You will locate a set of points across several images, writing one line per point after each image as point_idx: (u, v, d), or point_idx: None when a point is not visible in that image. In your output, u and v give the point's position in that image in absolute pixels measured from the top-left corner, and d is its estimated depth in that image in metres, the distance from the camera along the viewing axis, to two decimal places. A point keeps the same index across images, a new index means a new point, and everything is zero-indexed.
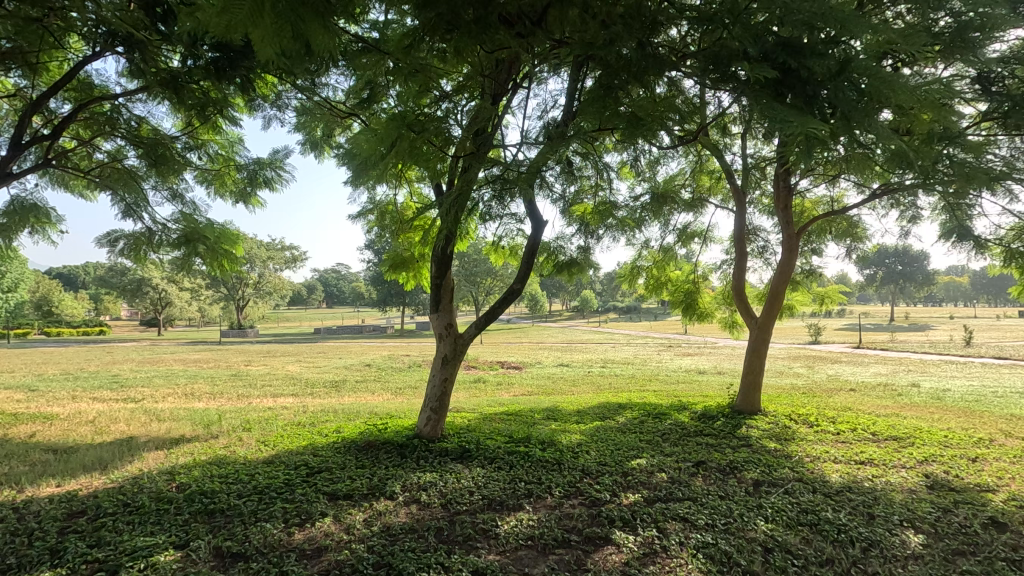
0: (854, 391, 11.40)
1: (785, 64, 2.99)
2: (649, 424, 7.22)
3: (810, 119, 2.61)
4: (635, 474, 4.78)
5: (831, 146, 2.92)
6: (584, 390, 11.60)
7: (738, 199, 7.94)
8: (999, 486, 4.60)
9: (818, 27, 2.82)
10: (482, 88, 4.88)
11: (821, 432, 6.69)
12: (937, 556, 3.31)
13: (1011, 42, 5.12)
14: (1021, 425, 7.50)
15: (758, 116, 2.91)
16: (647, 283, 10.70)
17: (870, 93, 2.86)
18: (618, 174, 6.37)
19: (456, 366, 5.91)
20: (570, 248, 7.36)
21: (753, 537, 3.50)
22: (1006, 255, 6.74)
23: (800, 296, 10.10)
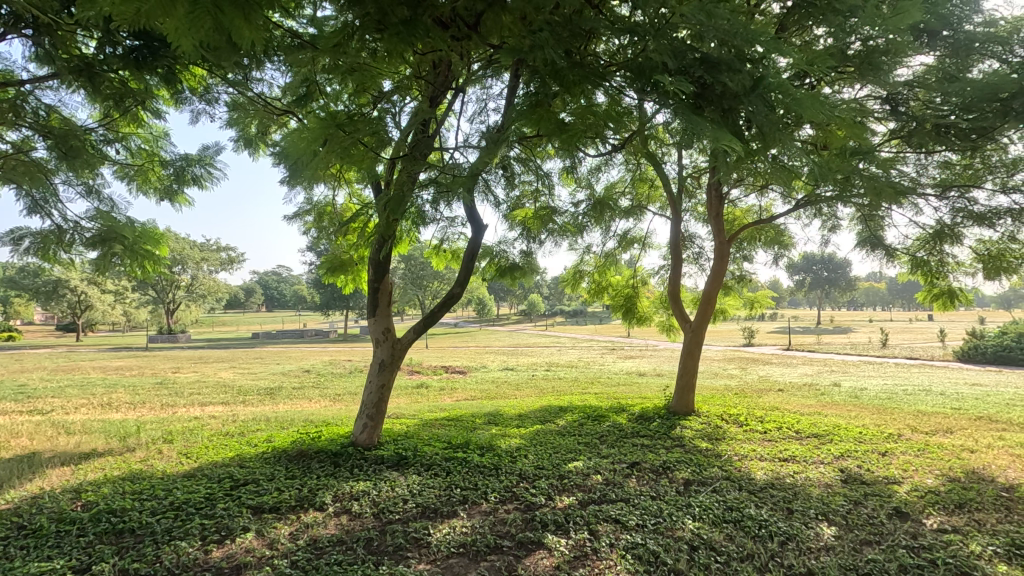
0: (782, 391, 12.04)
1: (703, 78, 3.09)
2: (589, 426, 7.34)
3: (722, 134, 2.71)
4: (571, 477, 4.83)
5: (749, 159, 3.05)
6: (527, 394, 11.66)
7: (674, 207, 8.21)
8: (904, 478, 4.95)
9: (734, 43, 2.92)
10: (423, 90, 4.82)
11: (748, 432, 6.99)
12: (847, 547, 3.51)
13: (915, 68, 5.58)
14: (926, 420, 8.12)
15: (681, 130, 3.01)
16: (590, 286, 10.93)
17: (783, 109, 2.98)
18: (561, 180, 6.48)
19: (394, 371, 5.80)
20: (513, 252, 7.41)
21: (680, 536, 3.60)
22: (912, 263, 7.34)
23: (732, 300, 10.58)
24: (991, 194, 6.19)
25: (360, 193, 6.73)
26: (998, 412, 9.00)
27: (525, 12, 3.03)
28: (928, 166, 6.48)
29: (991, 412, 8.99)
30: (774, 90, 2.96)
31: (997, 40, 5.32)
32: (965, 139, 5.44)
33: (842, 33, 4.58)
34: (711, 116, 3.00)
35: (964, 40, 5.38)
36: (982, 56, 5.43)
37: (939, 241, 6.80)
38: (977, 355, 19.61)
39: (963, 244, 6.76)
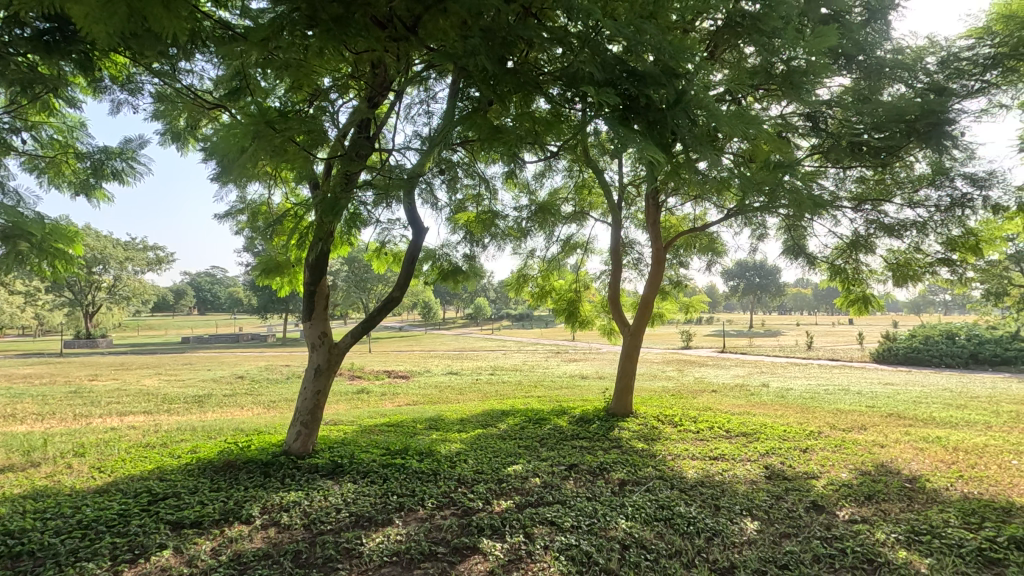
0: (715, 391, 12.56)
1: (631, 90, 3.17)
2: (530, 429, 7.39)
3: (645, 146, 2.82)
4: (509, 480, 4.85)
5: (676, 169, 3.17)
6: (470, 398, 11.60)
7: (615, 214, 8.42)
8: (821, 473, 5.27)
9: (659, 58, 3.00)
10: (364, 90, 4.71)
11: (682, 432, 7.25)
12: (767, 539, 3.70)
13: (833, 88, 5.97)
14: (844, 417, 8.69)
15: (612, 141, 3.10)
16: (534, 291, 11.03)
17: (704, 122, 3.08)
18: (505, 185, 6.53)
19: (330, 377, 5.63)
20: (456, 255, 7.39)
21: (613, 536, 3.68)
22: (831, 270, 7.87)
23: (669, 305, 10.94)
24: (899, 208, 6.72)
25: (297, 192, 6.52)
26: (906, 409, 9.76)
27: (463, 19, 3.04)
28: (845, 181, 6.95)
29: (901, 409, 9.73)
30: (697, 105, 3.06)
31: (903, 66, 5.79)
32: (876, 156, 5.89)
33: (767, 52, 4.84)
34: (639, 128, 3.07)
35: (875, 64, 5.84)
36: (891, 81, 5.88)
37: (854, 250, 7.31)
38: (889, 356, 21.23)
39: (875, 254, 7.30)
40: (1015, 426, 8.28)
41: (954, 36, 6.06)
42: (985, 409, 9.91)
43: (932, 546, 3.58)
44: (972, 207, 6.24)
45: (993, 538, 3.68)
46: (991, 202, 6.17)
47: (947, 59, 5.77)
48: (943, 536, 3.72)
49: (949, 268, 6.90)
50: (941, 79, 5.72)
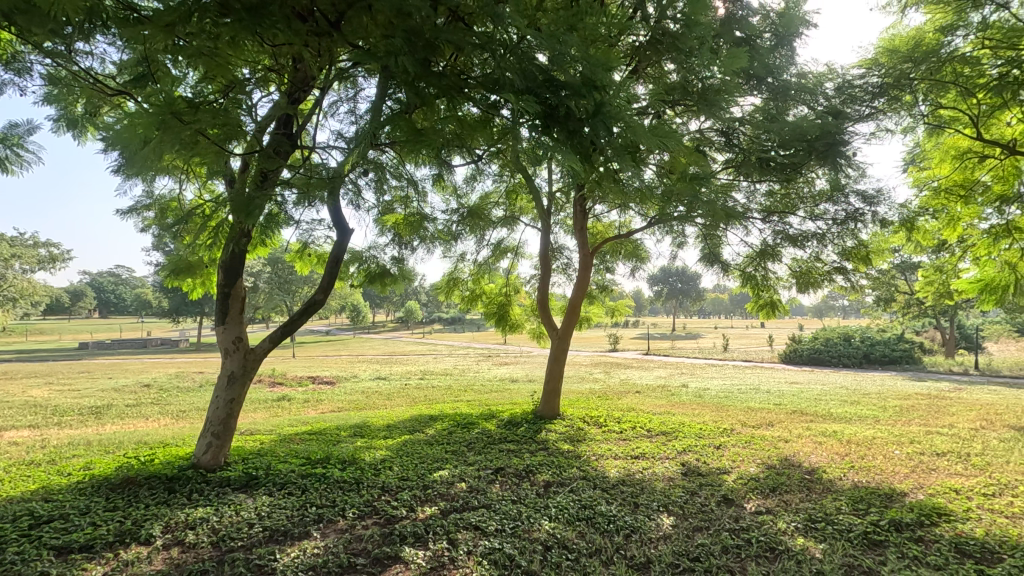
0: (639, 393, 13.04)
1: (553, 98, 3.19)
2: (457, 434, 7.34)
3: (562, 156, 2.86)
4: (434, 486, 4.79)
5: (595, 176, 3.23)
6: (398, 404, 11.37)
7: (545, 219, 8.56)
8: (732, 468, 5.60)
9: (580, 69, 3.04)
10: (286, 85, 4.50)
11: (606, 432, 7.46)
12: (681, 534, 3.87)
13: (745, 107, 6.37)
14: (754, 415, 9.28)
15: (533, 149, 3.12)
16: (464, 295, 10.98)
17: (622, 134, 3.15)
18: (435, 187, 6.48)
19: (245, 384, 5.33)
20: (384, 257, 7.24)
21: (536, 537, 3.73)
22: (742, 277, 8.39)
23: (596, 309, 11.25)
24: (802, 220, 7.29)
25: (211, 188, 6.13)
26: (808, 406, 10.58)
27: (388, 18, 2.97)
28: (756, 194, 7.42)
29: (803, 406, 10.54)
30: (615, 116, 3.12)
31: (805, 89, 6.30)
32: (781, 171, 6.35)
33: (686, 69, 5.08)
34: (559, 138, 3.11)
35: (782, 86, 6.29)
36: (796, 102, 6.34)
37: (763, 259, 7.85)
38: (795, 357, 22.92)
39: (780, 262, 7.87)
40: (898, 419, 9.19)
41: (848, 65, 6.67)
42: (874, 405, 10.92)
43: (826, 532, 3.88)
44: (863, 222, 6.89)
45: (877, 522, 4.05)
46: (879, 217, 6.83)
47: (843, 85, 6.34)
48: (835, 523, 4.05)
49: (844, 276, 7.55)
50: (837, 103, 6.26)
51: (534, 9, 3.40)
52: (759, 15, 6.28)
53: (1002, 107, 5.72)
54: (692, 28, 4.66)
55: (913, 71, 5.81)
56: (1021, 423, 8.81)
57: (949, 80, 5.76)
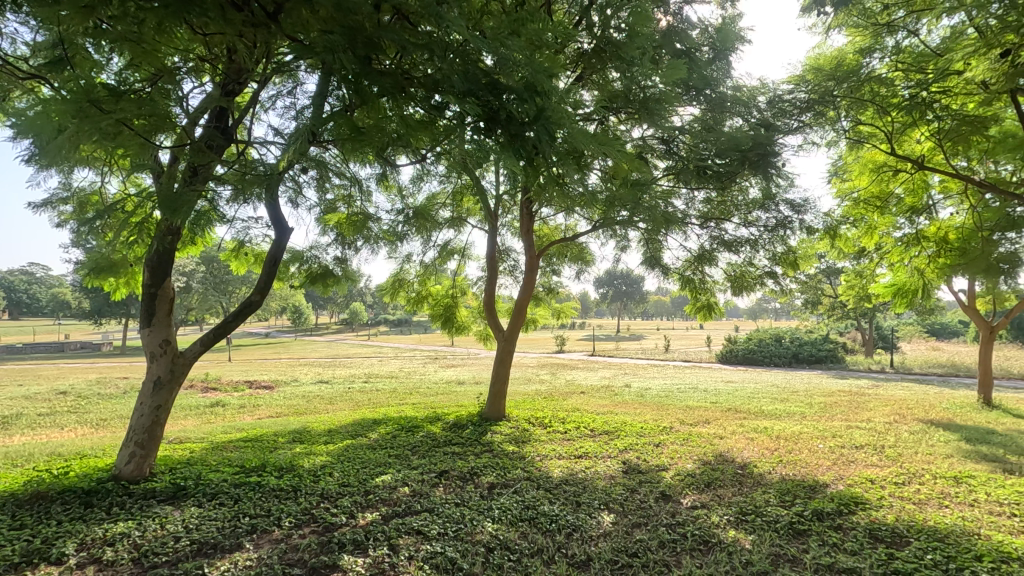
0: (584, 393, 13.27)
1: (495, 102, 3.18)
2: (401, 438, 7.23)
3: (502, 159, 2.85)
4: (376, 492, 4.69)
5: (536, 179, 3.26)
6: (340, 408, 11.07)
7: (491, 221, 8.56)
8: (670, 465, 5.79)
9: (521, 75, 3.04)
10: (220, 77, 4.29)
11: (551, 433, 7.54)
12: (620, 530, 3.97)
13: (685, 116, 6.59)
14: (693, 413, 9.63)
15: (475, 153, 3.10)
16: (410, 296, 10.83)
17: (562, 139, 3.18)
18: (380, 186, 6.37)
19: (173, 389, 5.05)
20: (326, 257, 7.05)
21: (479, 539, 3.72)
22: (682, 280, 8.69)
23: (542, 311, 11.36)
24: (736, 226, 7.64)
25: (137, 182, 5.77)
26: (742, 404, 11.08)
27: (327, 13, 2.87)
28: (694, 200, 7.71)
29: (737, 404, 11.03)
30: (555, 122, 3.14)
31: (740, 102, 6.58)
32: (718, 179, 6.62)
33: (628, 77, 5.20)
34: (500, 142, 3.10)
35: (719, 98, 6.51)
36: (731, 114, 6.61)
37: (700, 263, 8.17)
38: (731, 357, 23.98)
39: (716, 266, 8.22)
40: (822, 415, 9.78)
41: (778, 80, 7.05)
42: (801, 402, 11.57)
43: (755, 523, 4.08)
44: (791, 229, 7.30)
45: (801, 512, 4.28)
46: (806, 225, 7.26)
47: (774, 99, 6.68)
48: (763, 514, 4.26)
49: (774, 280, 7.97)
50: (769, 116, 6.59)
51: (478, 10, 3.40)
52: (698, 29, 6.52)
53: (913, 126, 6.20)
54: (634, 38, 4.66)
55: (836, 88, 6.20)
56: (928, 417, 9.57)
57: (867, 98, 6.19)
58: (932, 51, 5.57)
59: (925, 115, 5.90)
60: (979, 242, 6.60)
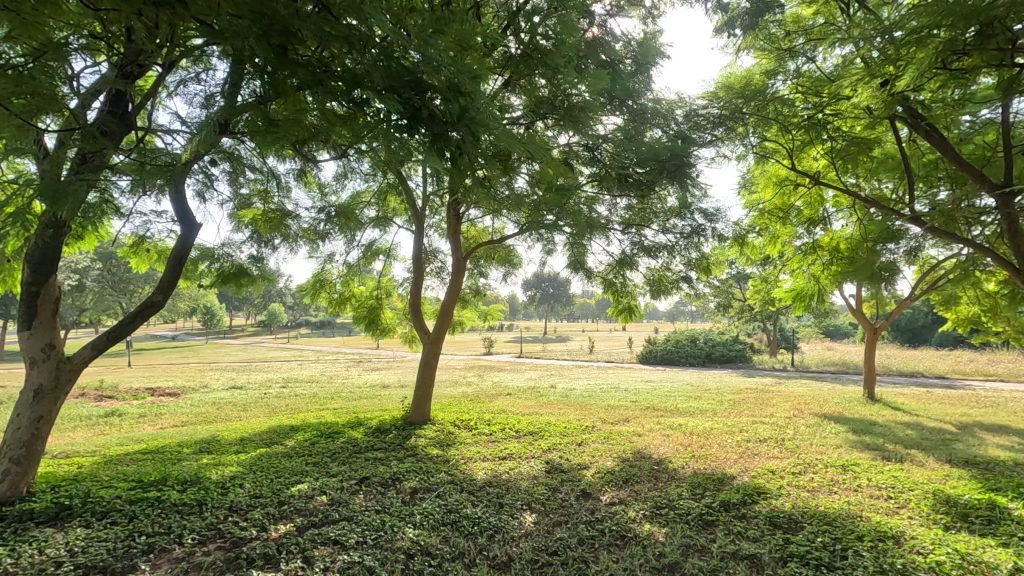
0: (510, 394, 13.37)
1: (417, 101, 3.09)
2: (320, 444, 6.95)
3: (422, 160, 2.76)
4: (291, 502, 4.47)
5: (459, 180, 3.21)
6: (254, 415, 10.48)
7: (418, 222, 8.43)
8: (591, 463, 5.95)
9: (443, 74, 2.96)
10: (117, 58, 3.93)
11: (476, 435, 7.53)
12: (541, 530, 4.03)
13: (608, 125, 6.81)
14: (614, 412, 9.97)
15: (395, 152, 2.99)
16: (332, 297, 10.45)
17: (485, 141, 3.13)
18: (299, 182, 6.11)
19: (57, 399, 4.56)
20: (240, 256, 6.64)
21: (399, 546, 3.64)
22: (604, 284, 8.96)
23: (469, 313, 11.33)
24: (655, 232, 7.99)
25: (17, 167, 5.18)
26: (659, 402, 11.61)
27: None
28: (617, 207, 7.98)
29: (655, 402, 11.54)
30: (479, 124, 3.09)
31: (659, 114, 6.87)
32: (638, 187, 6.90)
33: (555, 84, 5.27)
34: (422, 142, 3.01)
35: (640, 109, 6.77)
36: (651, 126, 6.89)
37: (622, 267, 8.48)
38: (651, 358, 25.04)
39: (637, 271, 8.56)
40: (731, 411, 10.43)
41: (694, 95, 7.45)
42: (713, 399, 12.28)
43: (668, 516, 4.28)
44: (704, 236, 7.73)
45: (710, 504, 4.54)
46: (717, 233, 7.71)
47: (691, 113, 7.04)
48: (676, 507, 4.48)
49: (689, 284, 8.40)
50: (685, 129, 6.93)
51: (404, 7, 3.32)
52: (621, 42, 6.74)
53: (810, 144, 6.76)
54: (560, 47, 4.76)
55: (745, 106, 6.66)
56: (822, 411, 10.46)
57: (772, 117, 6.68)
58: (827, 76, 6.10)
59: (820, 135, 6.45)
60: (865, 251, 7.25)
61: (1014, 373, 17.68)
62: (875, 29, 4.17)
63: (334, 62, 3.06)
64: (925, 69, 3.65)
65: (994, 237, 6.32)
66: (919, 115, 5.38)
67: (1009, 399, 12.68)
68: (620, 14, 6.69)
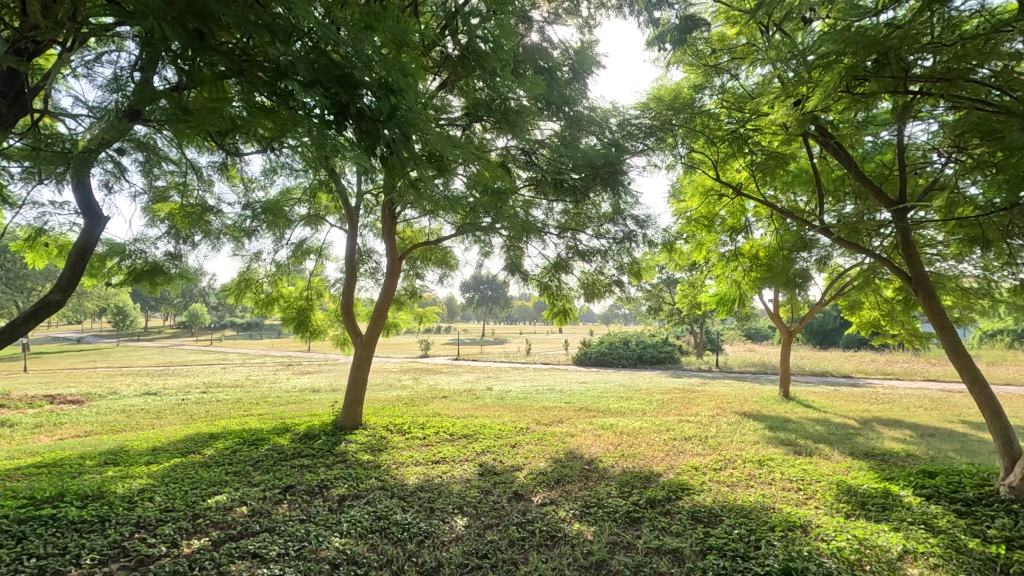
0: (445, 397, 13.27)
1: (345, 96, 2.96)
2: (242, 452, 6.61)
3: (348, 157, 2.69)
4: (207, 515, 4.22)
5: (390, 175, 3.15)
6: (169, 422, 9.81)
7: (351, 221, 8.20)
8: (524, 464, 5.99)
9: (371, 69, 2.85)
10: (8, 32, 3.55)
11: (409, 439, 7.41)
12: (472, 533, 4.01)
13: (545, 131, 6.89)
14: (548, 413, 10.10)
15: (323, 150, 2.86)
16: (259, 298, 9.98)
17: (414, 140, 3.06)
18: (222, 176, 5.79)
19: None
20: (154, 252, 6.21)
21: (324, 556, 3.52)
22: (540, 286, 9.08)
23: (404, 314, 11.15)
24: (589, 237, 8.17)
25: None
26: (592, 403, 11.89)
27: None
28: (553, 212, 8.10)
29: (588, 403, 11.81)
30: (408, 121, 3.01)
31: (594, 122, 6.93)
32: (573, 193, 7.04)
33: (493, 87, 5.24)
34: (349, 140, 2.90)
35: (576, 117, 6.81)
36: (586, 133, 6.99)
37: (557, 270, 8.63)
38: (585, 359, 25.62)
39: (571, 275, 8.73)
40: (659, 411, 10.83)
41: (627, 105, 7.69)
42: (642, 399, 12.71)
43: (597, 515, 4.38)
44: (635, 242, 7.98)
45: (637, 501, 4.69)
46: (648, 239, 8.00)
47: (623, 124, 7.12)
48: (604, 506, 4.59)
49: (621, 288, 8.64)
50: (619, 138, 7.04)
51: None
52: (559, 49, 6.85)
53: (734, 156, 7.16)
54: (497, 50, 4.74)
55: (673, 118, 7.02)
56: (742, 410, 11.06)
57: (699, 129, 7.03)
58: (748, 94, 6.46)
59: (742, 148, 6.85)
60: (781, 259, 7.75)
61: (907, 371, 19.47)
62: (790, 52, 4.47)
63: (257, 52, 2.92)
64: (832, 92, 3.95)
65: (891, 248, 6.94)
66: (829, 134, 5.83)
67: (903, 396, 13.93)
68: (557, 23, 6.81)
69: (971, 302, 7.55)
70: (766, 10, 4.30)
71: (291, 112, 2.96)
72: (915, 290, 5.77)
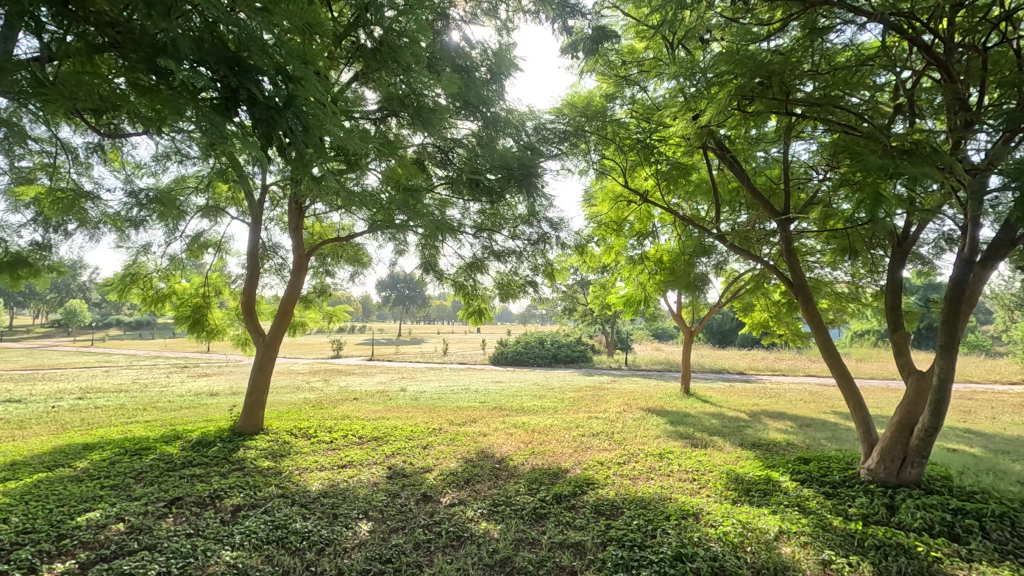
0: (357, 399, 12.86)
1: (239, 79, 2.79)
2: (123, 463, 6.02)
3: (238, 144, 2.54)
4: (75, 534, 3.80)
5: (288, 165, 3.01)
6: (35, 433, 8.72)
7: (254, 214, 7.71)
8: (435, 466, 5.94)
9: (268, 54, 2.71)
10: None
11: (315, 443, 7.10)
12: (376, 538, 3.91)
13: (461, 131, 6.83)
14: (461, 413, 10.07)
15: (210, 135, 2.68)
16: (148, 295, 9.16)
17: (315, 132, 2.94)
18: (102, 159, 5.25)
19: None
20: (17, 241, 5.52)
21: (213, 571, 3.29)
22: (455, 286, 9.03)
23: (312, 313, 10.68)
24: (505, 237, 8.24)
25: None
26: (506, 402, 12.01)
27: None
28: (470, 212, 8.09)
29: (502, 402, 11.91)
30: (308, 112, 2.89)
31: (511, 124, 6.92)
32: (488, 194, 7.07)
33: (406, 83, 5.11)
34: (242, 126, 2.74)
35: (493, 118, 6.78)
36: (503, 134, 6.93)
37: (472, 270, 8.62)
38: (501, 358, 25.84)
39: (487, 275, 8.77)
40: (570, 408, 11.14)
41: (542, 110, 7.83)
42: (555, 397, 13.00)
43: (504, 513, 4.42)
44: (549, 244, 8.16)
45: (544, 498, 4.79)
46: (561, 241, 8.19)
47: (539, 126, 7.22)
48: (512, 504, 4.64)
49: (534, 288, 8.78)
50: (534, 141, 7.12)
51: None
52: (477, 49, 6.84)
53: (642, 164, 7.52)
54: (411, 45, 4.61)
55: (586, 124, 7.23)
56: (647, 406, 11.62)
57: (610, 136, 7.32)
58: (655, 106, 6.80)
59: (648, 156, 7.20)
60: (683, 264, 8.18)
61: (792, 368, 21.37)
62: (691, 70, 4.77)
63: (137, 25, 2.63)
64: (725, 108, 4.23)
65: (777, 256, 7.60)
66: (725, 148, 6.29)
67: (786, 390, 15.28)
68: (475, 22, 6.79)
69: (843, 305, 8.43)
70: (671, 28, 4.55)
71: (176, 94, 2.74)
72: (796, 294, 6.34)
